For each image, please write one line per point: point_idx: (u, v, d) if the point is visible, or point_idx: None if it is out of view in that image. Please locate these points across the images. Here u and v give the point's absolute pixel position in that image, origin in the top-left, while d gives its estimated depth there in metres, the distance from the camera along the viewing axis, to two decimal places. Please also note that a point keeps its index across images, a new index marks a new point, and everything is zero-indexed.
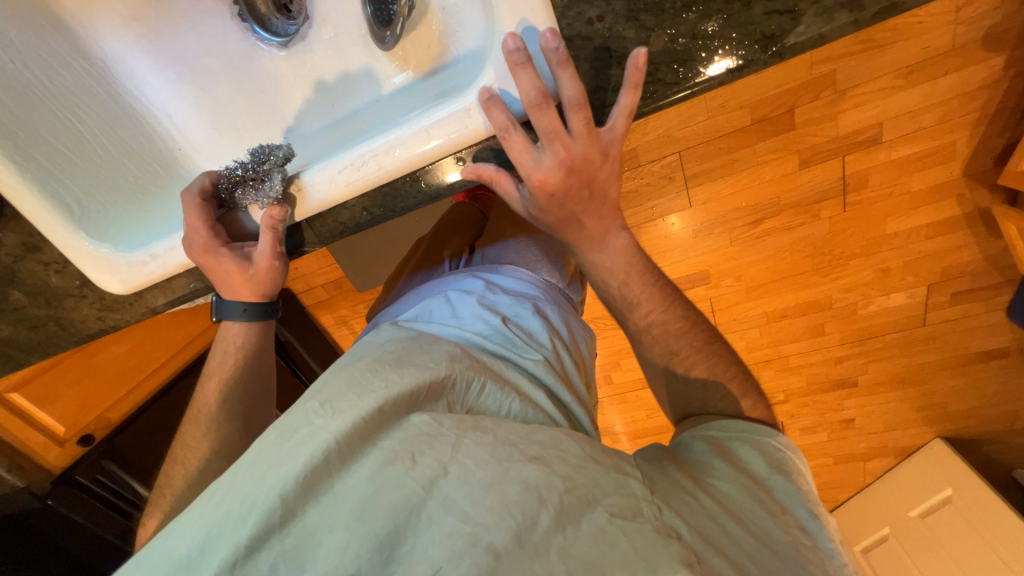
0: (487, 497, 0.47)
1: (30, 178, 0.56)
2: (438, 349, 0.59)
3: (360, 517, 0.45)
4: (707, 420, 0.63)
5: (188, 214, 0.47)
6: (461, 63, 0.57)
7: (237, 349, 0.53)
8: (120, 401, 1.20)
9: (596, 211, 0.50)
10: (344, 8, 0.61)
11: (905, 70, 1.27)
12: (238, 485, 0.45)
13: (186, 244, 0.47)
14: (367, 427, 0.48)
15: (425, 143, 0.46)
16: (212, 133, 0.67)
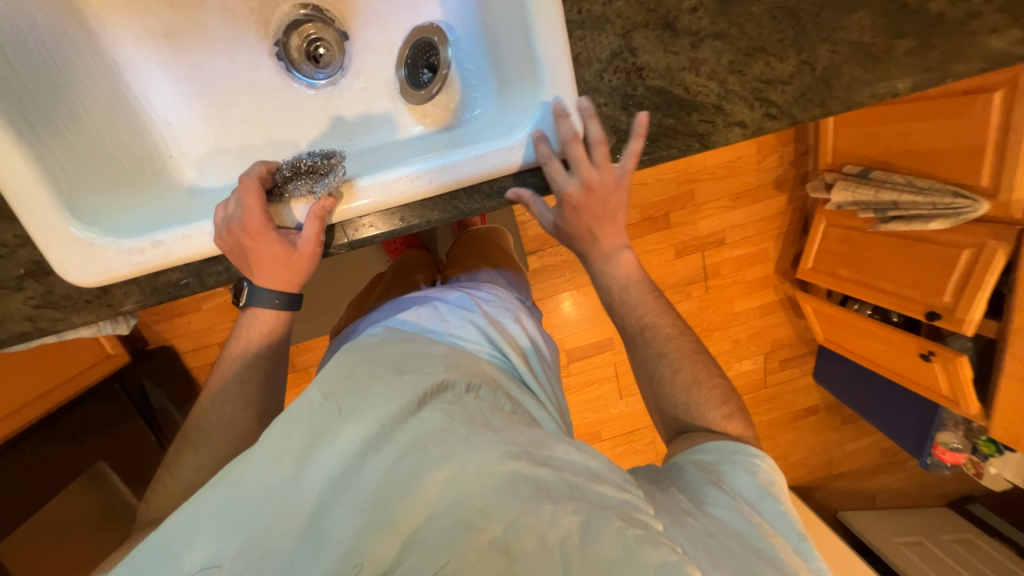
0: (494, 493, 0.50)
1: (28, 149, 0.52)
2: (439, 351, 0.66)
3: (375, 505, 0.49)
4: (698, 445, 0.71)
5: (244, 193, 0.53)
6: (475, 122, 0.71)
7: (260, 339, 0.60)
8: None
9: (607, 227, 0.65)
10: (378, 68, 0.73)
11: (734, 196, 1.82)
12: (249, 477, 0.50)
13: (225, 222, 0.53)
14: (381, 424, 0.53)
15: (475, 167, 0.59)
16: (214, 147, 0.69)
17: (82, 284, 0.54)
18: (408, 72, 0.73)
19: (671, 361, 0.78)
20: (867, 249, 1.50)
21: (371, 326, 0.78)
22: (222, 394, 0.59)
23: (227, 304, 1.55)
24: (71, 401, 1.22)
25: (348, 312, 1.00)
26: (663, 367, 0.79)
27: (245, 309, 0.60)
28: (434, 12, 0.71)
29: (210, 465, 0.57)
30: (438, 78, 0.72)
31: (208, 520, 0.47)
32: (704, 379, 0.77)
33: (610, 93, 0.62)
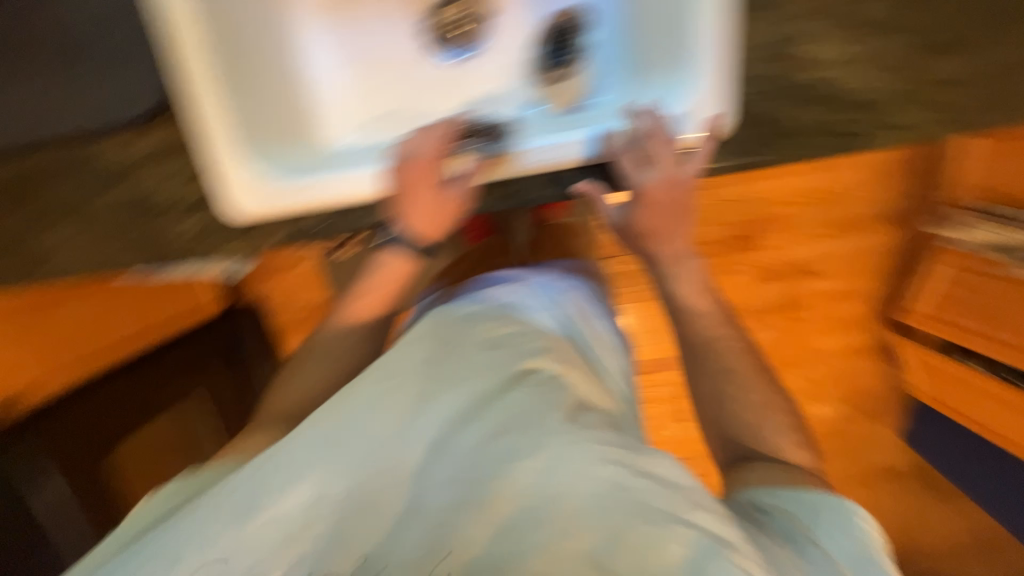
0: (575, 484, 0.49)
1: (227, 90, 0.62)
2: (531, 336, 0.68)
3: (465, 476, 0.53)
4: (775, 487, 0.61)
5: (424, 139, 0.67)
6: (602, 108, 0.71)
7: (387, 279, 0.74)
8: (73, 362, 1.11)
9: (667, 220, 0.78)
10: (515, 50, 0.75)
11: (831, 225, 1.69)
12: (355, 425, 0.55)
13: (400, 155, 0.66)
14: (478, 400, 0.58)
15: None
16: (354, 111, 0.74)
17: (249, 212, 0.65)
18: (544, 53, 0.74)
19: (748, 389, 0.71)
20: (989, 296, 1.35)
21: (465, 292, 0.78)
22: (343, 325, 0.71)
23: (313, 272, 1.66)
24: None
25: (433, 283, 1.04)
26: (741, 397, 0.71)
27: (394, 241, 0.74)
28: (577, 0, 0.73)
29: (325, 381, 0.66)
30: (574, 62, 0.73)
31: (309, 450, 0.53)
32: (777, 405, 0.71)
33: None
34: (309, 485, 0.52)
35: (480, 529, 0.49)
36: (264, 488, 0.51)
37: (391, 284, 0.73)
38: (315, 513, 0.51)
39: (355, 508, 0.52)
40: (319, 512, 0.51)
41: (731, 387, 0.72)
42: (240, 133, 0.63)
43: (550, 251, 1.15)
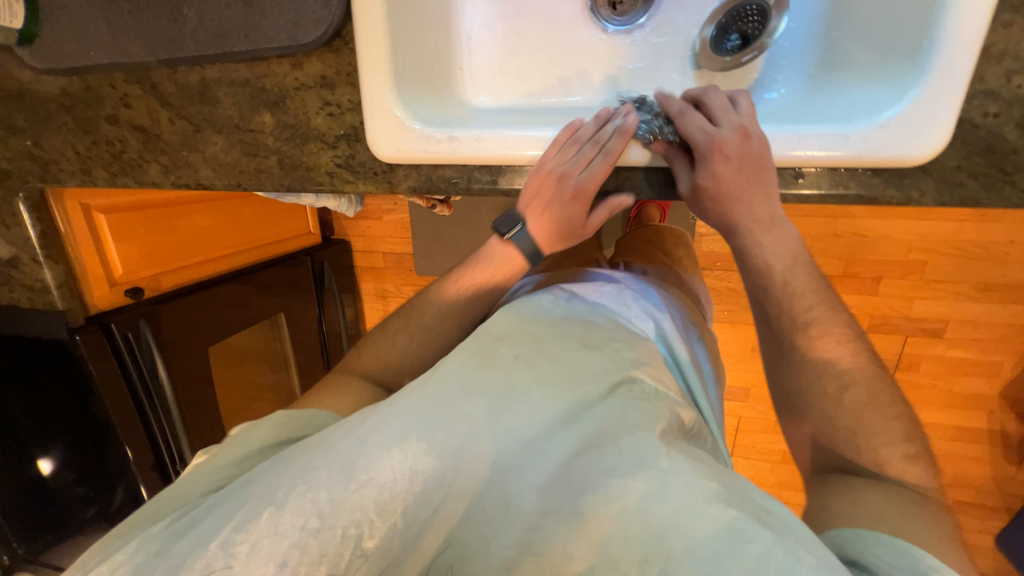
0: (687, 518, 0.42)
1: (390, 21, 0.58)
2: (629, 342, 0.60)
3: (558, 484, 0.47)
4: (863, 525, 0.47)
5: (593, 153, 0.56)
6: (772, 104, 0.62)
7: (479, 273, 0.70)
8: (178, 270, 1.17)
9: (752, 212, 0.54)
10: (682, 26, 0.68)
11: (983, 286, 1.43)
12: (443, 401, 0.51)
13: (557, 173, 0.57)
14: (574, 401, 0.53)
15: (792, 146, 0.51)
16: (496, 70, 0.73)
17: (381, 156, 0.61)
18: (716, 33, 0.66)
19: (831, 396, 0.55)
20: None
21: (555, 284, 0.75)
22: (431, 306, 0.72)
23: (404, 221, 1.71)
24: (275, 259, 1.45)
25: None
26: (823, 404, 0.55)
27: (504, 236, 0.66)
28: None
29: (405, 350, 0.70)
30: (752, 47, 0.64)
31: (405, 425, 0.49)
32: None
33: (1011, 102, 0.46)
34: (403, 459, 0.47)
35: (578, 547, 0.44)
36: (356, 457, 0.48)
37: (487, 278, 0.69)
38: (410, 488, 0.47)
39: (445, 500, 0.48)
40: (415, 492, 0.47)
41: (823, 386, 0.56)
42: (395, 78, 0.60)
43: (649, 250, 1.07)
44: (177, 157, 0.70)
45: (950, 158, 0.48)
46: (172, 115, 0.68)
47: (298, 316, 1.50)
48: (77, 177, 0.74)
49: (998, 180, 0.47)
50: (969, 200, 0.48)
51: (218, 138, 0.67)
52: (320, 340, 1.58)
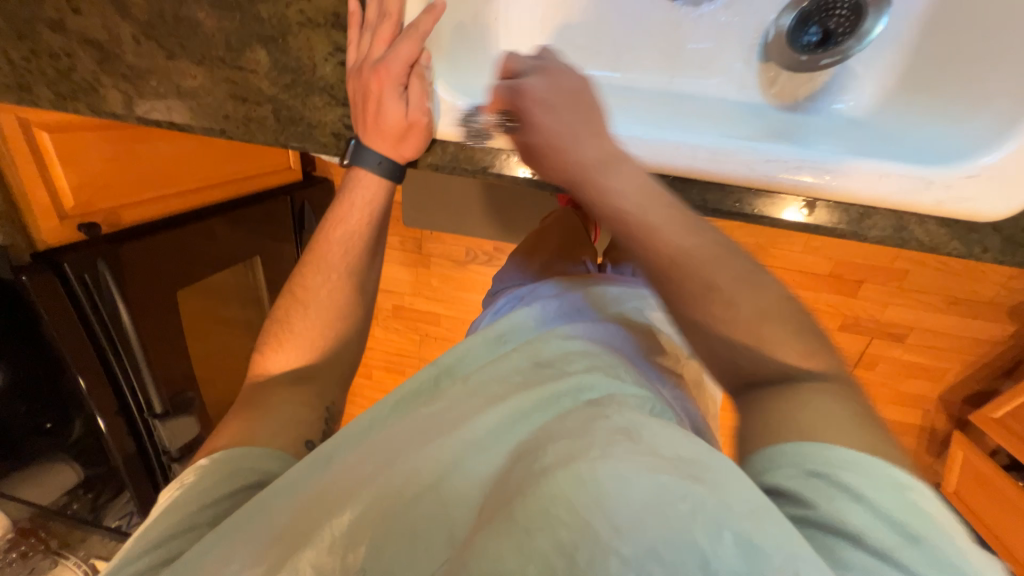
0: (631, 502, 0.32)
1: None
2: (585, 354, 0.51)
3: (497, 496, 0.39)
4: (809, 438, 0.34)
5: (381, 25, 0.49)
6: (828, 120, 0.58)
7: (366, 204, 0.55)
8: (141, 204, 1.02)
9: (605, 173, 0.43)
10: (758, 6, 0.59)
11: (953, 299, 1.38)
12: (383, 445, 0.47)
13: (360, 59, 0.50)
14: (510, 410, 0.45)
15: (869, 185, 0.47)
16: (536, 28, 0.63)
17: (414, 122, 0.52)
18: (796, 23, 0.58)
19: (786, 362, 0.38)
20: None
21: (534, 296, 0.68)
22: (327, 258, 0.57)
23: None
24: (250, 197, 1.30)
25: (508, 267, 0.94)
26: None
27: (349, 170, 0.54)
28: None
29: (312, 335, 0.57)
30: (831, 47, 0.57)
31: (356, 473, 0.45)
32: None
33: None
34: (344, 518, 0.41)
35: (509, 556, 0.33)
36: (302, 530, 0.42)
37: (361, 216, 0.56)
38: (348, 546, 0.40)
39: (380, 518, 0.41)
40: (349, 504, 0.42)
41: None
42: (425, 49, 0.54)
43: None
44: (145, 85, 0.57)
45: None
46: (136, 33, 0.55)
47: (274, 258, 1.37)
48: (12, 94, 0.60)
49: None
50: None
51: (197, 71, 0.55)
52: None
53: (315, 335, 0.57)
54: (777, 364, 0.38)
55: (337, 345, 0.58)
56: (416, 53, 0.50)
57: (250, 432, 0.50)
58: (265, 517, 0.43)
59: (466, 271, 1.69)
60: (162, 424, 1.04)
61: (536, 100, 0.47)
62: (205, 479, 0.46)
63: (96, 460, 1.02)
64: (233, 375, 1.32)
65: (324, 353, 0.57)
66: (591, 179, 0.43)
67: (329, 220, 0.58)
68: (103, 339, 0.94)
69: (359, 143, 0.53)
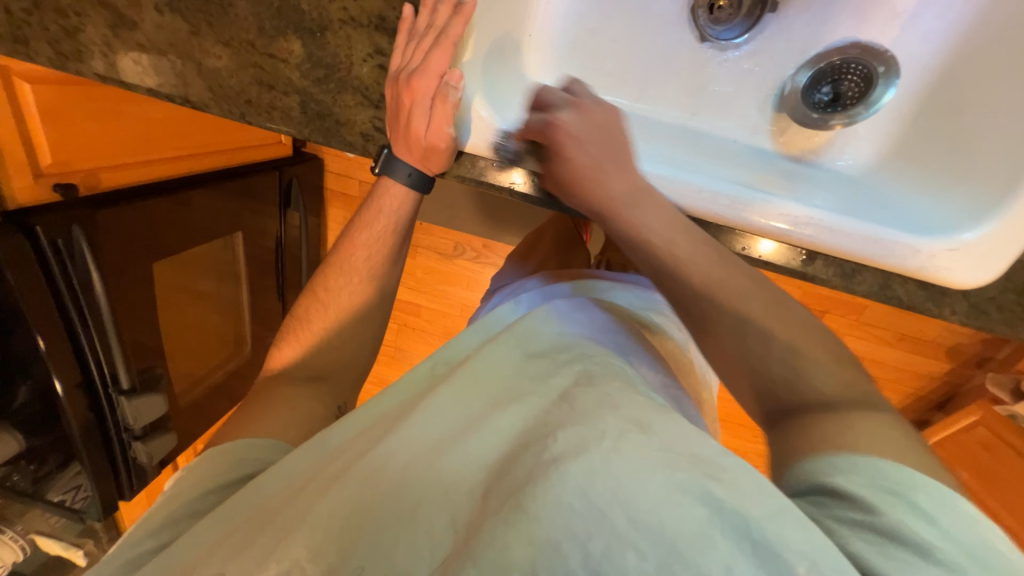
0: (649, 494, 0.33)
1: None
2: (575, 346, 0.51)
3: (502, 490, 0.38)
4: (852, 449, 0.35)
5: (426, 37, 0.49)
6: (830, 175, 0.62)
7: (393, 215, 0.57)
8: (124, 168, 0.95)
9: (613, 186, 0.48)
10: (778, 59, 0.62)
11: (901, 336, 1.50)
12: (378, 432, 0.45)
13: (400, 67, 0.49)
14: (512, 406, 0.45)
15: (867, 247, 0.51)
16: (568, 48, 0.64)
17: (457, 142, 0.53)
18: (809, 82, 0.62)
19: (811, 390, 0.39)
20: (1001, 473, 1.23)
21: (525, 286, 0.69)
22: (347, 263, 0.58)
23: None
24: (237, 169, 1.24)
25: (509, 266, 0.91)
26: None
27: (378, 179, 0.56)
28: (895, 41, 0.58)
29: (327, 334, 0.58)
30: (841, 108, 0.62)
31: (355, 456, 0.43)
32: None
33: None
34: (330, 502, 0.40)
35: (521, 549, 0.34)
36: (301, 512, 0.40)
37: (387, 224, 0.57)
38: (346, 527, 0.39)
39: (375, 502, 0.40)
40: (342, 487, 0.41)
41: None
42: (459, 59, 0.52)
43: None
44: (161, 57, 0.55)
45: (990, 289, 0.52)
46: (162, 4, 0.53)
47: (257, 232, 1.30)
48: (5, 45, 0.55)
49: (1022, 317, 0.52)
50: (998, 327, 0.53)
51: (223, 52, 0.54)
52: (276, 262, 1.41)
53: (328, 335, 0.58)
54: (792, 384, 0.40)
55: (352, 346, 0.59)
56: (446, 68, 0.49)
57: (255, 424, 0.50)
58: (261, 499, 0.43)
59: (453, 264, 1.67)
60: (128, 401, 0.97)
61: (569, 134, 0.49)
62: (203, 471, 0.45)
63: (45, 428, 0.94)
64: (204, 350, 1.26)
65: (338, 353, 0.58)
66: (617, 213, 0.47)
67: (353, 227, 0.59)
68: (75, 312, 0.86)
69: (390, 153, 0.54)
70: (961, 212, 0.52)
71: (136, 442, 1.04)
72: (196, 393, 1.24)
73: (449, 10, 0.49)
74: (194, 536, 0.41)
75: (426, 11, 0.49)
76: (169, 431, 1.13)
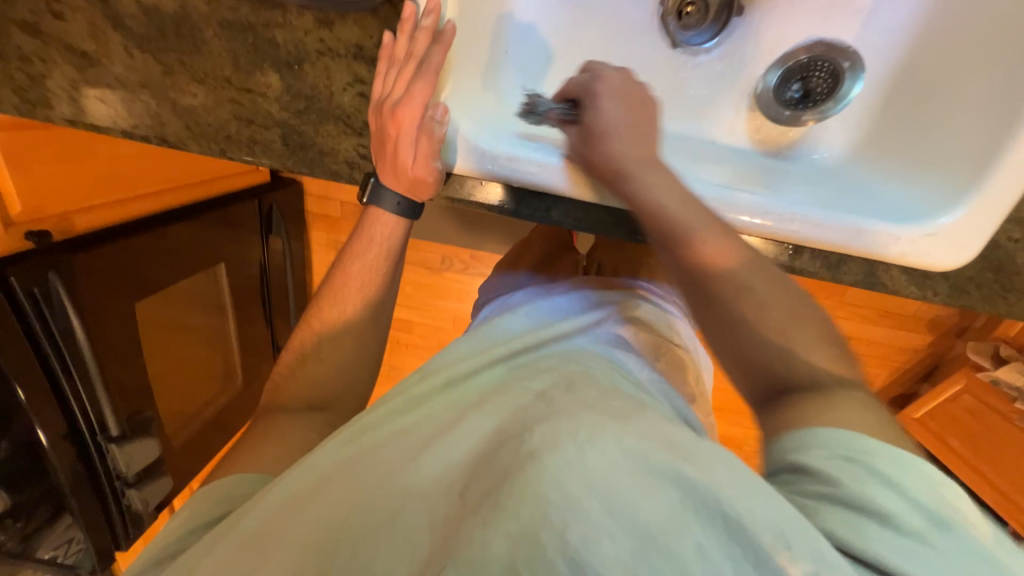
0: (621, 480, 0.31)
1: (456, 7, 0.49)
2: (561, 355, 0.48)
3: None
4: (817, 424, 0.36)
5: (407, 65, 0.49)
6: (805, 168, 0.64)
7: (383, 242, 0.56)
8: (100, 209, 0.92)
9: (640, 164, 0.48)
10: (749, 61, 0.64)
11: (883, 313, 1.54)
12: (377, 450, 0.44)
13: (383, 97, 0.49)
14: None
15: (848, 237, 0.53)
16: (544, 62, 0.65)
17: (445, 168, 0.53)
18: (779, 82, 0.64)
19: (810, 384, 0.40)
20: (991, 438, 1.26)
21: (514, 297, 0.68)
22: (341, 294, 0.57)
23: None
24: (215, 201, 1.19)
25: (497, 277, 0.90)
26: None
27: (367, 208, 0.55)
28: (857, 36, 0.60)
29: (323, 366, 0.57)
30: (811, 104, 0.64)
31: (350, 482, 0.41)
32: None
33: None
34: (316, 522, 0.38)
35: (498, 544, 0.31)
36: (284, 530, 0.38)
37: (380, 252, 0.56)
38: (331, 545, 0.37)
39: (355, 515, 0.38)
40: (325, 503, 0.40)
41: None
42: (440, 93, 0.54)
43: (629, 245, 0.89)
44: (135, 99, 0.54)
45: (968, 269, 0.54)
46: (131, 46, 0.52)
47: (239, 261, 1.28)
48: None
49: (998, 293, 0.55)
50: (978, 303, 0.55)
51: (199, 90, 0.53)
52: (261, 291, 1.38)
53: (324, 364, 0.57)
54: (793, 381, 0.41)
55: (348, 377, 0.58)
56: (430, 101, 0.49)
57: (251, 458, 0.49)
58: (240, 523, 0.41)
59: (440, 277, 1.66)
60: (118, 448, 0.93)
61: (609, 122, 0.49)
62: (192, 510, 0.45)
63: (29, 481, 0.90)
64: (194, 386, 1.23)
65: (336, 384, 0.57)
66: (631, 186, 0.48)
67: (345, 256, 0.58)
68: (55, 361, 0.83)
69: (377, 182, 0.54)
70: (936, 197, 0.54)
71: (128, 491, 1.00)
72: (188, 431, 1.21)
73: (428, 38, 0.49)
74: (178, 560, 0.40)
75: (404, 38, 0.49)
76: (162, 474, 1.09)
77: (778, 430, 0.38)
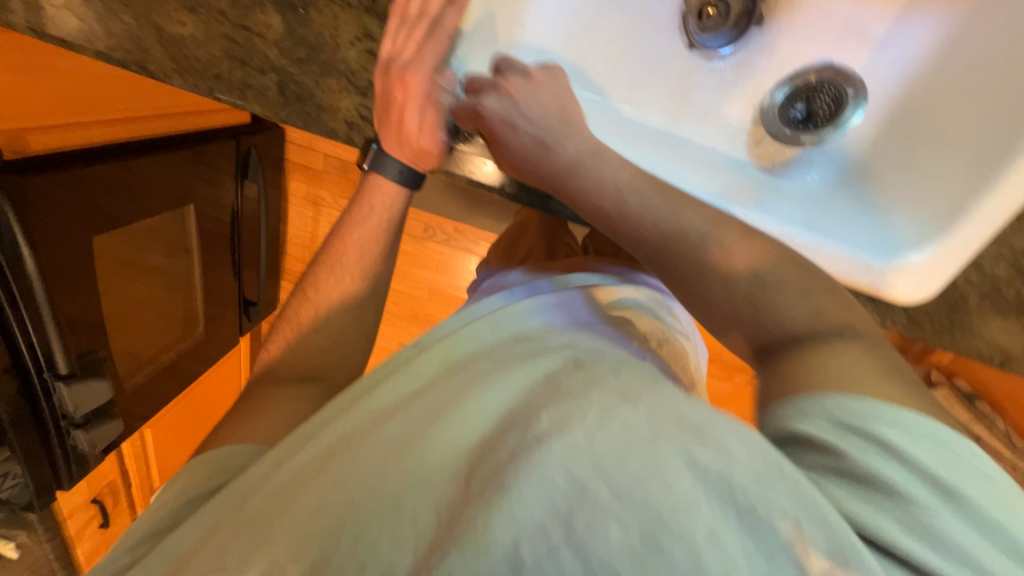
0: (631, 463, 0.31)
1: None
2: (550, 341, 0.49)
3: None
4: (827, 391, 0.34)
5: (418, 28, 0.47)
6: (796, 186, 0.66)
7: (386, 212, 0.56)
8: (63, 129, 0.83)
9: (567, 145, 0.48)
10: (758, 75, 0.65)
11: None
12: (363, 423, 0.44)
13: (390, 57, 0.47)
14: None
15: (823, 262, 0.57)
16: (560, 41, 0.63)
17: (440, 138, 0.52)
18: (785, 99, 0.65)
19: None
20: None
21: (511, 279, 0.69)
22: (341, 264, 0.58)
23: None
24: (193, 135, 1.09)
25: (492, 257, 0.91)
26: None
27: (366, 172, 0.55)
28: (866, 64, 0.62)
29: (316, 335, 0.57)
30: (811, 127, 0.66)
31: (347, 455, 0.41)
32: None
33: (985, 277, 0.57)
34: (316, 495, 0.39)
35: (500, 527, 0.31)
36: (292, 503, 0.39)
37: (380, 221, 0.57)
38: (323, 516, 0.37)
39: (357, 492, 0.38)
40: (324, 481, 0.40)
41: None
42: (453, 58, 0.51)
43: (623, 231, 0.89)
44: (114, 17, 0.49)
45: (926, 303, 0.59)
46: None
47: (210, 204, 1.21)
48: None
49: (953, 329, 0.59)
50: (940, 335, 0.60)
51: (189, 19, 0.49)
52: (231, 238, 1.32)
53: (318, 334, 0.57)
54: None
55: (342, 347, 0.58)
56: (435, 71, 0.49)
57: (243, 426, 0.50)
58: (245, 500, 0.42)
59: (420, 246, 1.63)
60: (67, 388, 0.89)
61: (503, 118, 0.48)
62: (184, 482, 0.46)
63: None
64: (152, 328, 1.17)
65: (328, 352, 0.58)
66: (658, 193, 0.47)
67: (346, 226, 0.58)
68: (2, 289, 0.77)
69: (380, 149, 0.53)
70: (912, 232, 0.57)
71: (75, 431, 0.96)
72: (142, 375, 1.16)
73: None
74: (181, 533, 0.42)
75: None
76: (113, 417, 1.06)
77: (775, 403, 0.36)
